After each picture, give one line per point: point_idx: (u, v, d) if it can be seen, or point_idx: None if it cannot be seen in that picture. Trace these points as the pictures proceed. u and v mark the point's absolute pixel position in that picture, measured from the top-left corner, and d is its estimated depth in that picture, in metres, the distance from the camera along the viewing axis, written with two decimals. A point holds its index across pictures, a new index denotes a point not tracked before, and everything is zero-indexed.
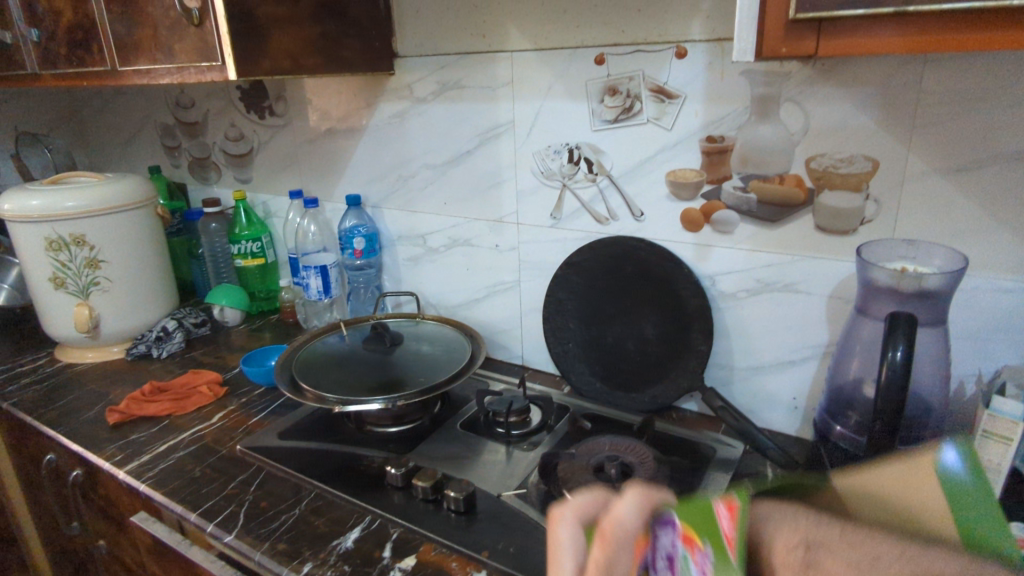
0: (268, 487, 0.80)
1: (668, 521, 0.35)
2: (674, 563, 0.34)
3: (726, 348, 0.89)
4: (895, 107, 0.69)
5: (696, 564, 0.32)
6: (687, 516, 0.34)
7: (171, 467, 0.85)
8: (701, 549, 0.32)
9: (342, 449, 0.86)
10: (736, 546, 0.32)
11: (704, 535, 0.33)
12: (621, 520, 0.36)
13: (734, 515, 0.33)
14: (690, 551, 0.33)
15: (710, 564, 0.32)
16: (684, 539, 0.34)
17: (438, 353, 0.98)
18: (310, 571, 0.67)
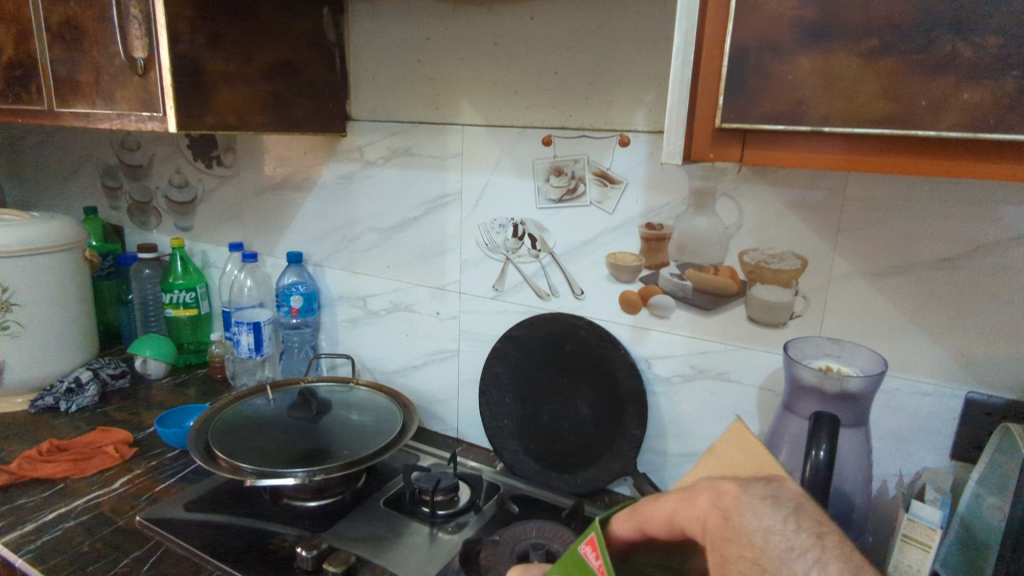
0: (163, 567, 0.73)
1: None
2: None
3: (660, 434, 0.88)
4: (822, 209, 0.72)
5: None
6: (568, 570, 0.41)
7: (57, 539, 0.77)
8: None
9: (252, 525, 0.80)
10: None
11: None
12: None
13: (595, 550, 0.38)
14: None
15: None
16: None
17: (368, 423, 0.93)
18: None
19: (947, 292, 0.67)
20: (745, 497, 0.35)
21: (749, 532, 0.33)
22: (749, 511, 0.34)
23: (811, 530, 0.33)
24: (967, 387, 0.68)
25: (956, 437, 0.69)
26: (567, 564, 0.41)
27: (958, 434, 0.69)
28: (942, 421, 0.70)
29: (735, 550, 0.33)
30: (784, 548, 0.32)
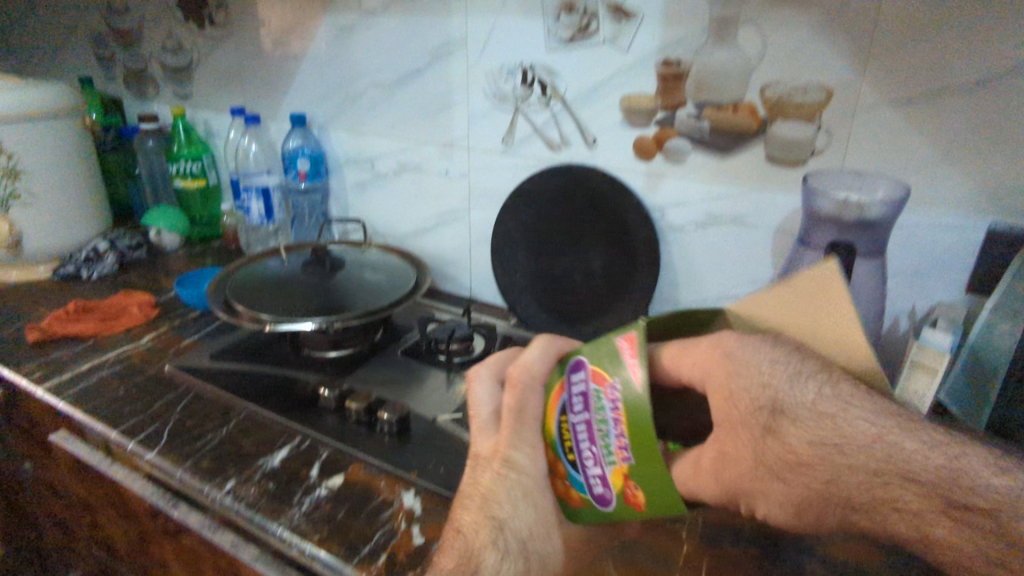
0: (195, 407, 0.78)
1: (580, 365, 0.45)
2: (586, 399, 0.44)
3: (672, 282, 0.89)
4: (853, 31, 0.67)
5: (608, 398, 0.42)
6: (599, 355, 0.43)
7: (94, 386, 0.81)
8: (611, 383, 0.41)
9: (276, 371, 0.84)
10: (641, 379, 0.40)
11: (612, 369, 0.42)
12: (529, 369, 0.50)
13: (634, 346, 0.41)
14: (603, 387, 0.42)
15: (618, 397, 0.41)
16: (596, 376, 0.43)
17: (382, 280, 0.95)
18: (233, 489, 0.65)
19: (981, 116, 0.63)
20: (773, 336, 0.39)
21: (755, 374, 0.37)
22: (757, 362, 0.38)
23: (815, 365, 0.36)
24: (990, 217, 0.66)
25: (973, 269, 0.68)
26: (596, 351, 0.44)
27: (976, 266, 0.68)
28: (959, 254, 0.69)
29: (743, 386, 0.37)
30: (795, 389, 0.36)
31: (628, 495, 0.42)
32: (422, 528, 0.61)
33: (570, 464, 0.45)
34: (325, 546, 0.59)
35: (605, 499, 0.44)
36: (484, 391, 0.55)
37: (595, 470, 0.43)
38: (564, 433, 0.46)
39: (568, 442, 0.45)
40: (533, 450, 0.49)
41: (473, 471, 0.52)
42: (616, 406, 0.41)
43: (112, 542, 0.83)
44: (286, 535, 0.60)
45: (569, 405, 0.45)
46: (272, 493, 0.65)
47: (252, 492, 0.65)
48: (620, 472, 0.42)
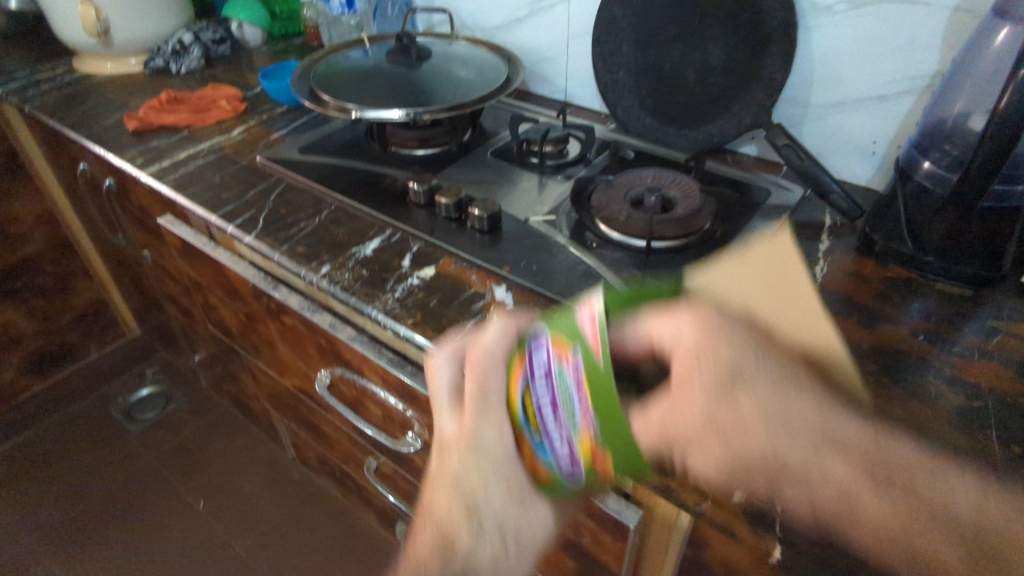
0: (288, 197, 0.78)
1: (543, 340, 0.36)
2: (549, 376, 0.34)
3: (806, 80, 0.77)
4: None
5: (570, 371, 0.32)
6: (556, 328, 0.34)
7: (192, 174, 0.82)
8: (571, 359, 0.32)
9: (365, 167, 0.81)
10: (602, 338, 0.31)
11: (573, 341, 0.32)
12: (487, 345, 0.41)
13: (597, 313, 0.32)
14: (565, 361, 0.33)
15: (580, 369, 0.32)
16: (557, 351, 0.34)
17: (472, 74, 0.86)
18: (328, 273, 0.66)
19: None
20: (712, 389, 0.28)
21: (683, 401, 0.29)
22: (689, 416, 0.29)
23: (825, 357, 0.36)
24: None
25: None
26: (556, 323, 0.35)
27: None
28: None
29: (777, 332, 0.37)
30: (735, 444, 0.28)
31: (592, 459, 0.34)
32: None
33: (537, 441, 0.37)
34: (418, 330, 0.59)
35: (576, 476, 0.36)
36: (443, 374, 0.46)
37: (562, 442, 0.35)
38: (530, 415, 0.37)
39: (534, 419, 0.37)
40: (501, 429, 0.40)
41: (439, 451, 0.44)
42: (579, 379, 0.32)
43: (225, 322, 0.90)
44: (380, 316, 0.61)
45: (531, 383, 0.36)
46: (366, 279, 0.65)
47: (346, 277, 0.65)
48: (589, 445, 0.33)
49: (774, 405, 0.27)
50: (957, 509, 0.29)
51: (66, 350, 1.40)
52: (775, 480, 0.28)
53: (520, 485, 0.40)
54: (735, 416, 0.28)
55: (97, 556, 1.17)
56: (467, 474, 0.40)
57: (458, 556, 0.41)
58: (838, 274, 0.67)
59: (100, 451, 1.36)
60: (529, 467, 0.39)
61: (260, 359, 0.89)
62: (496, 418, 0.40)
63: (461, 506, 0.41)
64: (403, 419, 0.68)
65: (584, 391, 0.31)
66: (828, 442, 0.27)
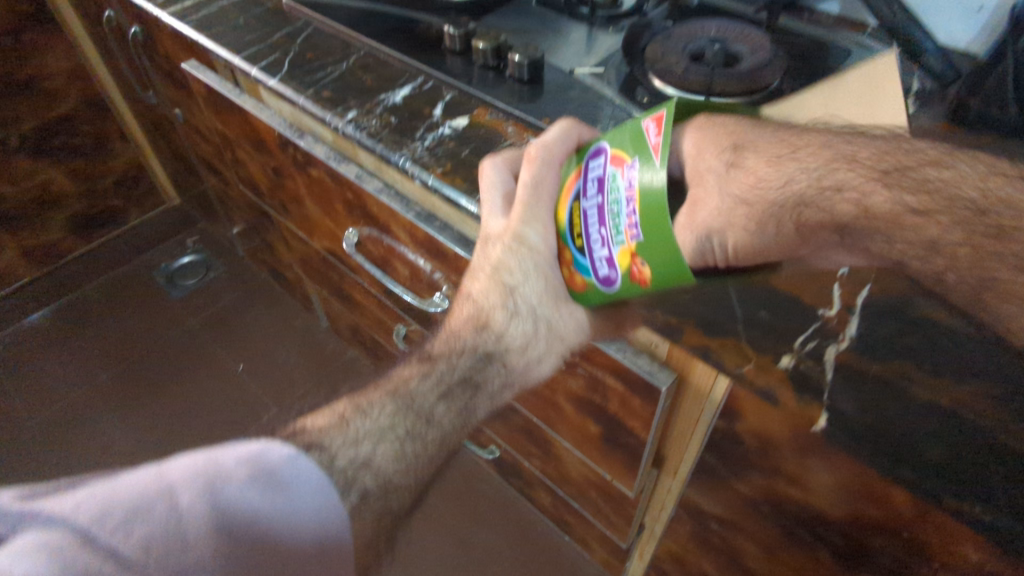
0: (314, 41, 0.72)
1: (603, 149, 0.38)
2: (602, 183, 0.37)
3: None
4: None
5: (625, 178, 0.35)
6: (620, 139, 0.37)
7: (215, 14, 0.77)
8: (629, 165, 0.35)
9: (396, 10, 0.74)
10: (662, 148, 0.33)
11: (633, 149, 0.35)
12: (551, 145, 0.44)
13: (661, 125, 0.34)
14: (620, 169, 0.35)
15: (635, 176, 0.34)
16: (616, 159, 0.36)
17: None
18: (354, 119, 0.62)
19: None
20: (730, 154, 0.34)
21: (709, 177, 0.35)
22: (709, 196, 0.34)
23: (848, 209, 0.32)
24: None
25: None
26: (619, 135, 0.37)
27: None
28: None
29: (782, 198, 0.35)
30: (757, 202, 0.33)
31: (632, 268, 0.35)
32: None
33: (578, 250, 0.40)
34: (448, 181, 0.55)
35: (609, 283, 0.38)
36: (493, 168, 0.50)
37: (603, 251, 0.37)
38: (577, 225, 0.40)
39: (579, 227, 0.39)
40: (545, 229, 0.43)
41: (483, 243, 0.48)
42: (633, 184, 0.34)
43: (255, 181, 0.88)
44: (408, 166, 0.57)
45: (584, 190, 0.39)
46: (394, 126, 0.61)
47: (373, 124, 0.61)
48: (630, 250, 0.35)
49: (778, 146, 0.33)
50: (970, 192, 0.30)
51: (109, 213, 1.42)
52: (802, 217, 0.32)
53: (557, 286, 0.44)
54: (752, 170, 0.33)
55: (147, 408, 1.24)
56: (511, 264, 0.44)
57: (494, 335, 0.46)
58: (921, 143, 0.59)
59: (147, 313, 1.41)
60: (563, 274, 0.43)
61: (290, 221, 0.87)
62: (545, 220, 0.44)
63: (503, 288, 0.46)
64: (430, 280, 0.66)
65: (637, 198, 0.33)
66: (837, 161, 0.32)
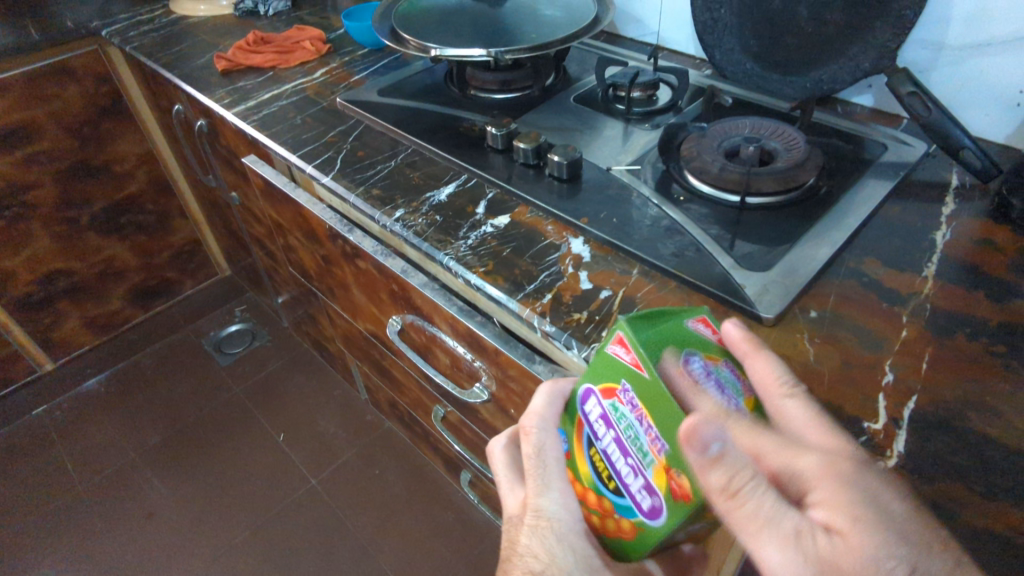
0: (366, 139, 0.77)
1: (589, 389, 0.38)
2: (607, 419, 0.36)
3: (942, 17, 0.66)
4: None
5: (625, 402, 0.35)
6: (600, 376, 0.37)
7: (275, 114, 0.83)
8: (623, 390, 0.35)
9: (441, 109, 0.79)
10: (642, 365, 0.33)
11: (617, 377, 0.35)
12: (538, 412, 0.42)
13: (626, 348, 0.34)
14: (617, 397, 0.35)
15: (632, 394, 0.34)
16: (607, 391, 0.36)
17: (559, 17, 0.82)
18: (402, 218, 0.65)
19: None
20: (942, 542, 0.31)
21: (889, 502, 0.31)
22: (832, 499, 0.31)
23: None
24: None
25: None
26: (596, 370, 0.37)
27: None
28: None
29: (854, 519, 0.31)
30: (828, 546, 0.30)
31: (671, 485, 0.33)
32: (591, 275, 0.57)
33: (613, 493, 0.37)
34: (490, 280, 0.57)
35: (657, 513, 0.34)
36: (500, 444, 0.51)
37: (638, 483, 0.35)
38: (600, 467, 0.37)
39: (604, 468, 0.37)
40: (564, 497, 0.41)
41: (508, 535, 0.46)
42: (636, 403, 0.34)
43: (304, 263, 0.92)
44: (451, 264, 0.60)
45: (592, 433, 0.38)
46: (439, 225, 0.64)
47: (419, 223, 0.64)
48: (664, 465, 0.33)
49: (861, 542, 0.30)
50: None
51: (165, 284, 1.49)
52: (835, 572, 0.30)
53: (591, 554, 0.40)
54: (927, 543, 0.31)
55: (193, 476, 1.26)
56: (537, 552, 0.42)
57: None
58: (964, 241, 0.58)
59: (195, 381, 1.45)
60: (597, 524, 0.39)
61: (336, 303, 0.90)
62: (563, 491, 0.41)
63: None
64: (471, 369, 0.67)
65: (649, 411, 0.33)
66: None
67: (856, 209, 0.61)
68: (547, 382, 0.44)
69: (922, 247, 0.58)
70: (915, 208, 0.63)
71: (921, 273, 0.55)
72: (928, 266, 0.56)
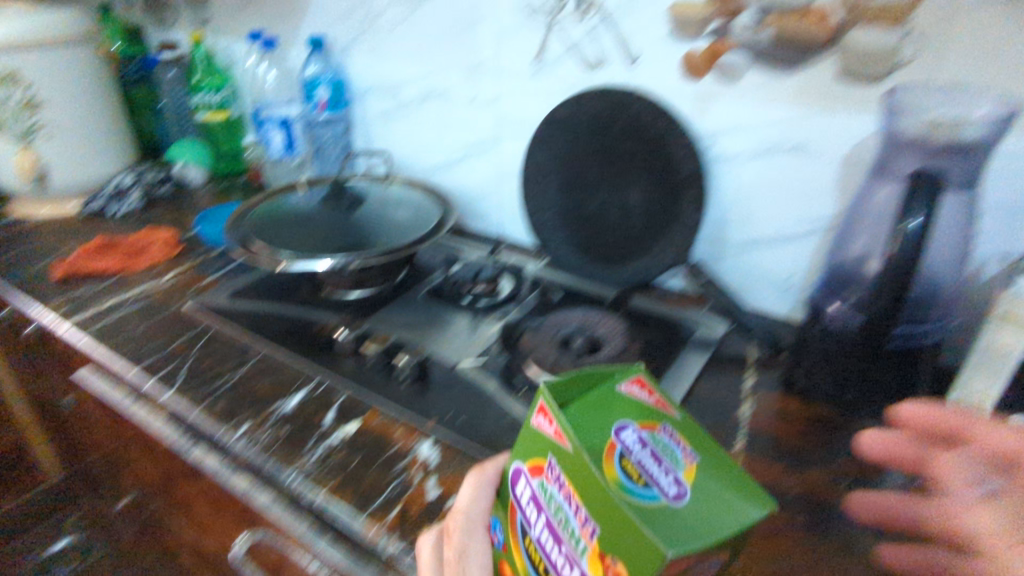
0: (213, 347, 0.76)
1: (519, 470, 0.37)
2: (538, 501, 0.35)
3: (720, 220, 0.80)
4: None
5: (553, 480, 0.34)
6: (530, 453, 0.36)
7: (115, 323, 0.80)
8: (549, 466, 0.34)
9: (293, 312, 0.81)
10: (563, 433, 0.33)
11: (543, 451, 0.35)
12: (467, 508, 0.40)
13: (548, 414, 0.34)
14: (544, 475, 0.34)
15: (559, 471, 0.33)
16: (536, 470, 0.35)
17: (406, 220, 0.90)
18: (247, 432, 0.64)
19: None
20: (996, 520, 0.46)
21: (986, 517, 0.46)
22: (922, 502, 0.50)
23: None
24: None
25: None
26: (526, 448, 0.37)
27: None
28: None
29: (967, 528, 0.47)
30: None
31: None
32: (440, 481, 0.58)
33: None
34: (336, 499, 0.57)
35: None
36: (426, 545, 0.45)
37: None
38: (535, 563, 0.34)
39: (540, 561, 0.34)
40: None
41: None
42: (562, 480, 0.33)
43: (144, 475, 0.85)
44: (297, 482, 0.58)
45: (526, 521, 0.36)
46: (285, 439, 0.63)
47: (266, 437, 0.63)
48: (596, 553, 0.30)
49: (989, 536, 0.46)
50: None
51: None
52: None
53: None
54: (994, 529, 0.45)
55: None
56: None
57: None
58: (766, 413, 0.67)
59: None
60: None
61: (181, 517, 0.83)
62: None
63: None
64: None
65: (575, 489, 0.31)
66: None
67: (675, 389, 0.68)
68: (471, 470, 0.42)
69: (732, 421, 0.66)
70: (723, 382, 0.71)
71: (733, 448, 0.62)
72: (739, 442, 0.63)
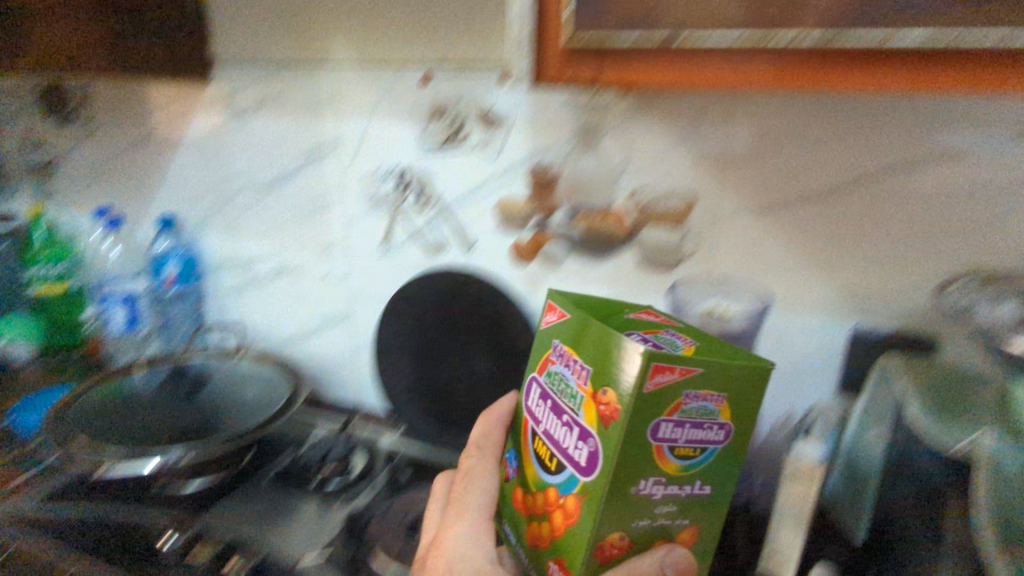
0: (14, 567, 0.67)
1: (530, 384, 0.49)
2: (544, 395, 0.46)
3: None
4: (719, 150, 0.67)
5: (559, 363, 0.44)
6: (542, 354, 0.47)
7: None
8: (555, 349, 0.45)
9: (118, 513, 0.74)
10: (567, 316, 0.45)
11: (548, 346, 0.46)
12: (483, 441, 0.55)
13: (554, 314, 0.47)
14: (551, 365, 0.46)
15: (563, 346, 0.44)
16: (544, 368, 0.47)
17: (255, 399, 0.87)
18: None
19: (846, 220, 0.64)
20: None
21: None
22: None
23: None
24: (853, 320, 0.66)
25: (840, 372, 0.67)
26: (536, 357, 0.48)
27: (844, 369, 0.67)
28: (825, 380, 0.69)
29: None
30: None
31: (600, 411, 0.39)
32: None
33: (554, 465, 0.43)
34: None
35: (595, 455, 0.39)
36: (436, 504, 0.59)
37: (575, 437, 0.41)
38: (542, 451, 0.45)
39: (547, 448, 0.45)
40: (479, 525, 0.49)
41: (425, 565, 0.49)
42: (563, 350, 0.44)
43: None
44: None
45: (535, 422, 0.47)
46: None
47: None
48: (588, 395, 0.40)
49: None
50: None
51: None
52: None
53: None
54: None
55: None
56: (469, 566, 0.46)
57: None
58: None
59: None
60: (542, 527, 0.44)
61: None
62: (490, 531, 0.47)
63: None
64: None
65: (570, 348, 0.43)
66: None
67: None
68: (482, 412, 0.59)
69: None
70: None
71: None
72: None
